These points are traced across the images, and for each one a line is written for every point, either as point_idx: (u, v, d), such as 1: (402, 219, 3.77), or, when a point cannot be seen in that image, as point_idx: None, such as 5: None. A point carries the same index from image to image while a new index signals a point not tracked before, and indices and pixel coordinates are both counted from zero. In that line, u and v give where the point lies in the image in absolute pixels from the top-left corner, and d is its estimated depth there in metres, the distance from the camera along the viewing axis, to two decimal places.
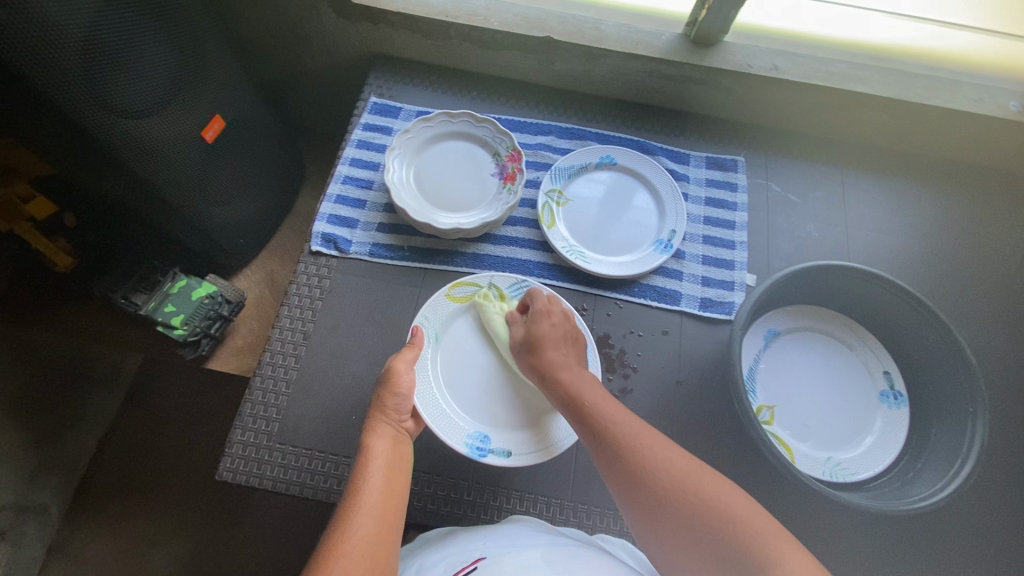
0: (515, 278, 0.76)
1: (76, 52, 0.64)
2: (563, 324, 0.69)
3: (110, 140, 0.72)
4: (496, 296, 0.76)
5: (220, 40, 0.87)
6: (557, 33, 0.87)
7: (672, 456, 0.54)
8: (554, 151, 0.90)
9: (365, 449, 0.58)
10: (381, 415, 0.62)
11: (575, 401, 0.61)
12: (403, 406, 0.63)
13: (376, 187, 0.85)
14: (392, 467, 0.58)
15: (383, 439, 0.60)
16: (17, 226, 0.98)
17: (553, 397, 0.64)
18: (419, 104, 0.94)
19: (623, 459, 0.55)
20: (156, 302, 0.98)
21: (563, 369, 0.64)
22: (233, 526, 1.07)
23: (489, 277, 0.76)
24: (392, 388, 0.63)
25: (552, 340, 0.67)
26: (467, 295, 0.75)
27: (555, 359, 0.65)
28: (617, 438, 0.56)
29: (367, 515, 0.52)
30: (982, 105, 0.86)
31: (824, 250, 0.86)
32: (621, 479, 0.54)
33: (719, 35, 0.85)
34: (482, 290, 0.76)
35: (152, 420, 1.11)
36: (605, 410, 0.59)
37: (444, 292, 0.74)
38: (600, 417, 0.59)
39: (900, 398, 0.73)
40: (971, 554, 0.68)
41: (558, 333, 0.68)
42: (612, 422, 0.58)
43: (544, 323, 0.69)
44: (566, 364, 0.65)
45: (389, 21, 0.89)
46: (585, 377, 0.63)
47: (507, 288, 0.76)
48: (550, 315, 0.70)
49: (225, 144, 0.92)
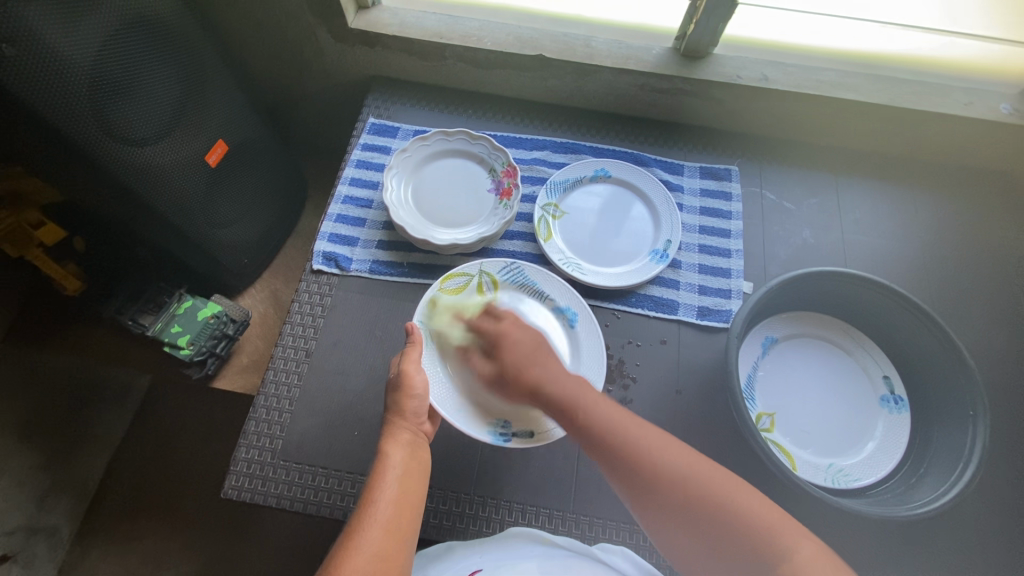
0: (504, 262, 0.77)
1: (81, 84, 0.66)
2: (525, 336, 0.67)
3: (115, 167, 0.74)
4: (489, 284, 0.77)
5: (221, 64, 0.90)
6: (550, 51, 0.89)
7: (678, 456, 0.54)
8: (549, 165, 0.92)
9: (382, 457, 0.59)
10: (400, 422, 0.62)
11: (569, 415, 0.59)
12: (420, 409, 0.64)
13: (376, 206, 0.87)
14: (407, 477, 0.58)
15: (401, 447, 0.60)
16: (28, 252, 1.01)
17: (551, 413, 0.61)
18: (416, 123, 0.96)
19: (632, 468, 0.54)
20: (162, 323, 1.00)
21: (548, 382, 0.61)
22: (240, 544, 1.07)
23: (478, 266, 0.77)
24: (408, 391, 0.63)
25: (522, 357, 0.64)
26: (461, 286, 0.76)
27: (538, 373, 0.62)
28: (621, 448, 0.55)
29: (379, 529, 0.52)
30: (973, 108, 0.86)
31: (819, 256, 0.87)
32: (623, 472, 0.54)
33: (707, 47, 0.87)
34: (474, 280, 0.77)
35: (161, 439, 1.13)
36: (605, 413, 0.58)
37: (437, 288, 0.75)
38: (600, 424, 0.57)
39: (901, 402, 0.73)
40: (976, 560, 0.67)
41: (523, 349, 0.65)
42: (613, 426, 0.56)
43: (505, 344, 0.66)
44: (551, 376, 0.62)
45: (385, 44, 0.92)
46: (575, 385, 0.61)
47: (499, 273, 0.77)
48: (507, 334, 0.67)
49: (228, 167, 0.94)
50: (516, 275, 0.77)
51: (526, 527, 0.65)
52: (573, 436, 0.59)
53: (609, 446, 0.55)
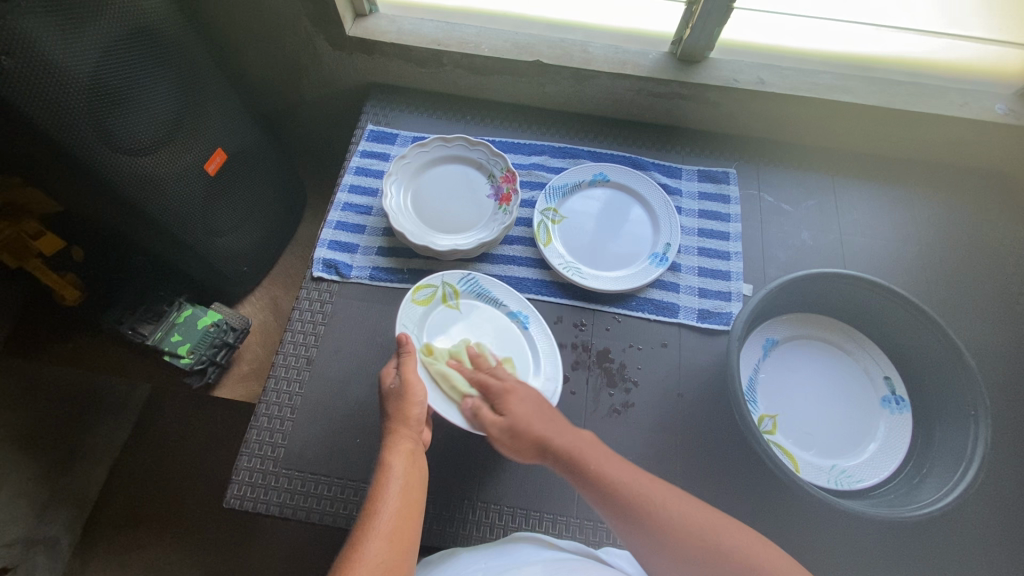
0: (463, 272, 0.77)
1: (82, 96, 0.66)
2: (531, 392, 0.66)
3: (114, 177, 0.74)
4: (452, 294, 0.77)
5: (219, 74, 0.90)
6: (547, 57, 0.89)
7: (692, 511, 0.54)
8: (547, 170, 0.92)
9: (384, 467, 0.59)
10: (403, 429, 0.62)
11: (580, 470, 0.58)
12: (422, 417, 0.64)
13: (375, 213, 0.87)
14: (408, 486, 0.58)
15: (402, 456, 0.60)
16: (26, 262, 1.00)
17: (559, 468, 0.60)
18: (414, 130, 0.96)
19: (640, 519, 0.54)
20: (163, 331, 0.99)
21: (559, 437, 0.61)
22: (241, 553, 1.07)
23: (441, 275, 0.77)
24: (409, 399, 0.63)
25: (534, 412, 0.64)
26: (429, 296, 0.75)
27: (546, 429, 0.62)
28: (630, 500, 0.55)
29: (382, 541, 0.52)
30: (969, 108, 0.87)
31: (819, 257, 0.87)
32: (632, 521, 0.54)
33: (704, 52, 0.88)
34: (439, 290, 0.76)
35: (163, 448, 1.13)
36: (613, 471, 0.57)
37: (409, 299, 0.74)
38: (609, 480, 0.57)
39: (902, 402, 0.73)
40: (981, 560, 0.67)
41: (533, 406, 0.65)
42: (621, 481, 0.57)
43: (512, 401, 0.65)
44: (560, 431, 0.62)
45: (383, 51, 0.92)
46: (583, 442, 0.61)
47: (460, 283, 0.77)
48: (512, 390, 0.66)
49: (226, 176, 0.94)
50: (475, 285, 0.77)
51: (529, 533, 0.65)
52: (578, 489, 0.59)
53: (617, 498, 0.55)
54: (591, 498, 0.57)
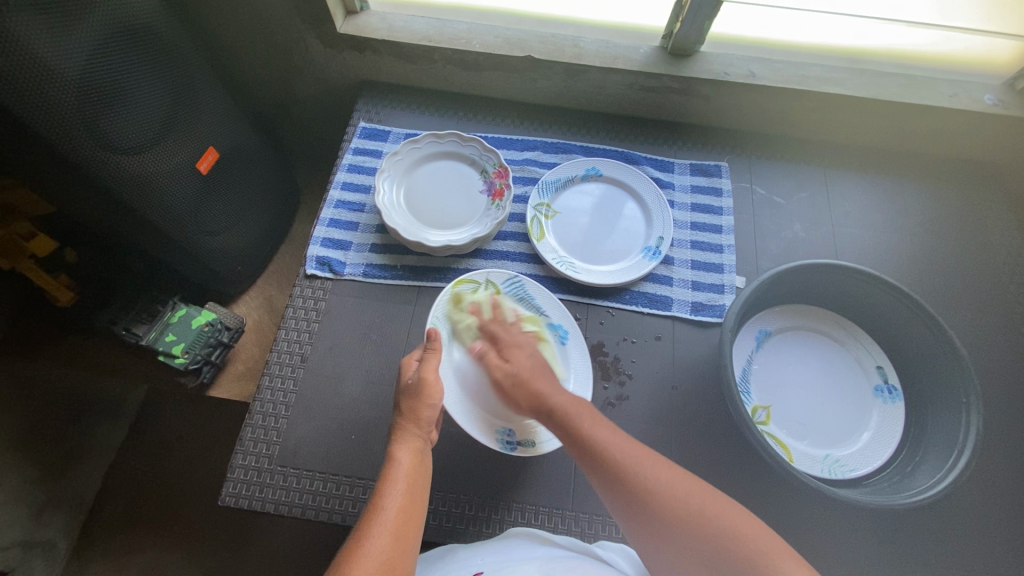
0: (507, 274, 0.78)
1: (71, 92, 0.66)
2: (537, 351, 0.67)
3: (105, 175, 0.74)
4: (493, 294, 0.77)
5: (211, 73, 0.90)
6: (538, 52, 0.89)
7: (684, 489, 0.53)
8: (540, 165, 0.92)
9: (392, 462, 0.59)
10: (411, 427, 0.62)
11: (574, 431, 0.58)
12: (433, 418, 0.64)
13: (368, 209, 0.87)
14: (413, 481, 0.58)
15: (409, 451, 0.60)
16: (21, 263, 1.00)
17: (553, 428, 0.60)
18: (407, 127, 0.96)
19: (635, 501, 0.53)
20: (157, 331, 1.00)
21: (556, 395, 0.61)
22: (238, 553, 1.07)
23: (486, 274, 0.77)
24: (423, 399, 0.63)
25: (531, 369, 0.64)
26: (470, 292, 0.76)
27: (543, 385, 0.62)
28: (620, 469, 0.54)
29: (386, 537, 0.51)
30: (957, 99, 0.87)
31: (811, 249, 0.87)
32: (624, 500, 0.54)
33: (694, 44, 0.88)
34: (481, 288, 0.77)
35: (159, 450, 1.13)
36: (603, 437, 0.57)
37: (450, 290, 0.75)
38: (598, 444, 0.56)
39: (894, 392, 0.73)
40: (973, 547, 0.67)
41: (536, 362, 0.65)
42: (611, 447, 0.56)
43: (518, 354, 0.66)
44: (555, 390, 0.62)
45: (374, 48, 0.92)
46: (578, 403, 0.61)
47: (503, 284, 0.77)
48: (524, 343, 0.68)
49: (218, 176, 0.94)
50: (518, 289, 0.77)
51: (526, 527, 0.65)
52: (572, 454, 0.59)
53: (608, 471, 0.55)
54: (583, 464, 0.57)
